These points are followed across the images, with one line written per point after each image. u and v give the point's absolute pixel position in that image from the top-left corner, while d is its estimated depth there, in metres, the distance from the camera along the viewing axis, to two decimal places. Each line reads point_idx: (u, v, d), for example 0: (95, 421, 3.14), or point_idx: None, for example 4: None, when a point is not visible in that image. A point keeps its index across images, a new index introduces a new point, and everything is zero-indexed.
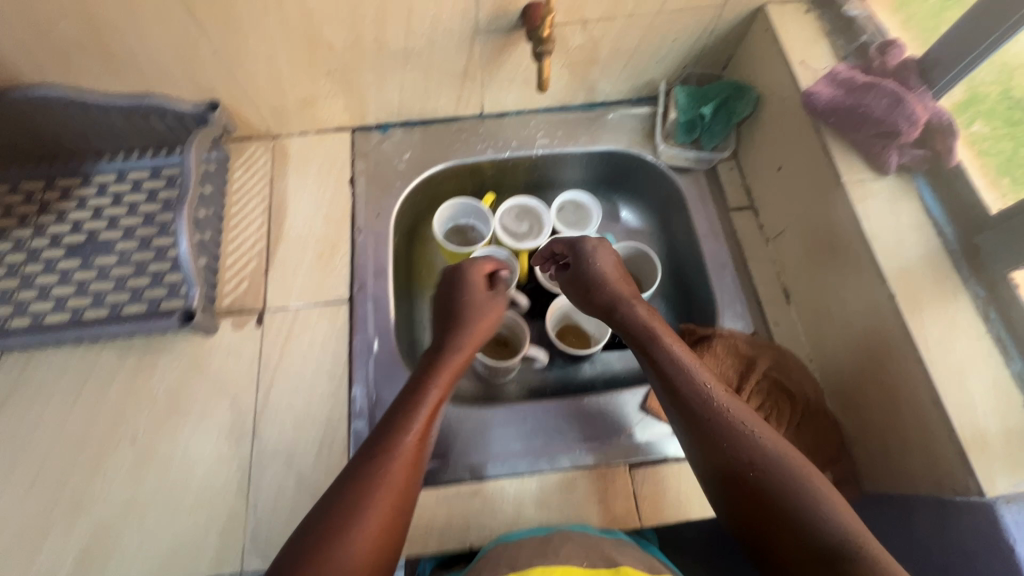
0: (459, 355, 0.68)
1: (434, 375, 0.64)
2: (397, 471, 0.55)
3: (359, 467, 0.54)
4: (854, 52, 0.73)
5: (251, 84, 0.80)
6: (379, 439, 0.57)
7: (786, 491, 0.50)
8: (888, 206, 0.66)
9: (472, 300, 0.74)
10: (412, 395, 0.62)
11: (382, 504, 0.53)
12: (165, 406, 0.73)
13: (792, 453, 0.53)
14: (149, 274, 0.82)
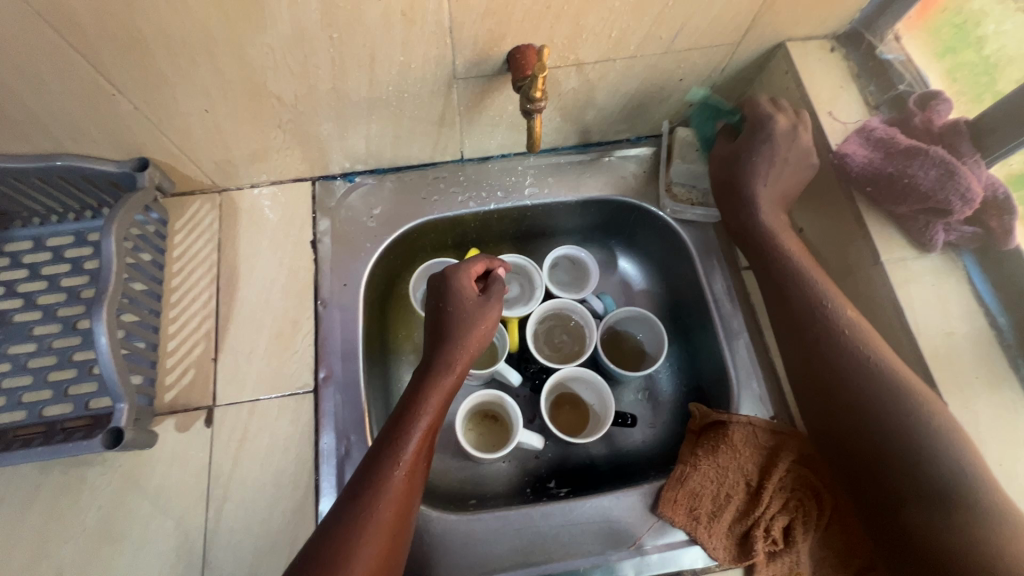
0: (444, 378, 0.58)
1: (420, 400, 0.56)
2: (383, 511, 0.50)
3: (345, 506, 0.50)
4: (888, 103, 0.66)
5: (186, 139, 0.67)
6: (366, 476, 0.52)
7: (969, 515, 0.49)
8: (933, 291, 0.58)
9: (459, 303, 0.62)
10: (399, 425, 0.55)
11: (367, 551, 0.48)
12: (98, 531, 0.62)
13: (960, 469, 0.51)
14: (72, 365, 0.69)
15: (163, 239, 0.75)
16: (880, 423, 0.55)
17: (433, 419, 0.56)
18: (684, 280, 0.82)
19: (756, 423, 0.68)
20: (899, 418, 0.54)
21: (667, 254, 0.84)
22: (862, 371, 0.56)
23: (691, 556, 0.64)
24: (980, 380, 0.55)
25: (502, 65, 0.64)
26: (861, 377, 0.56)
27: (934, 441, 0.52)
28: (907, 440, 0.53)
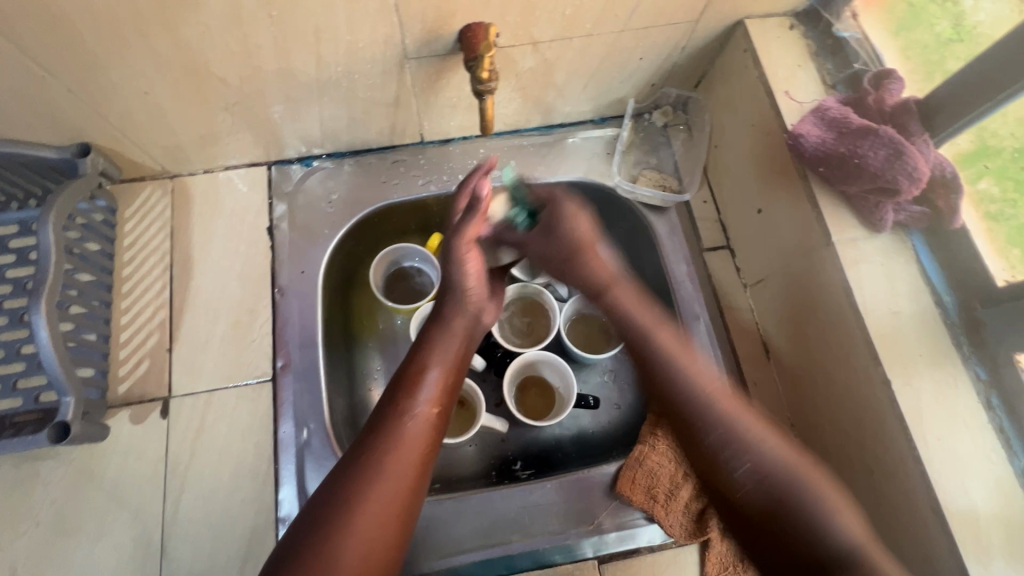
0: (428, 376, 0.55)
1: (406, 397, 0.53)
2: (405, 450, 0.50)
3: (368, 444, 0.50)
4: (845, 81, 0.65)
5: (129, 123, 0.65)
6: (343, 480, 0.48)
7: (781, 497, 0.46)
8: (882, 270, 0.58)
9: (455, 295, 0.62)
10: (384, 427, 0.51)
11: (389, 487, 0.48)
12: (52, 525, 0.62)
13: (794, 460, 0.47)
14: (21, 359, 0.67)
15: (113, 228, 0.73)
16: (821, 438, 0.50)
17: (426, 421, 0.52)
18: (647, 262, 0.82)
19: None
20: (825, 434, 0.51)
21: (631, 236, 0.84)
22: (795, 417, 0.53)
23: (649, 534, 0.65)
24: (924, 358, 0.54)
25: (454, 44, 0.62)
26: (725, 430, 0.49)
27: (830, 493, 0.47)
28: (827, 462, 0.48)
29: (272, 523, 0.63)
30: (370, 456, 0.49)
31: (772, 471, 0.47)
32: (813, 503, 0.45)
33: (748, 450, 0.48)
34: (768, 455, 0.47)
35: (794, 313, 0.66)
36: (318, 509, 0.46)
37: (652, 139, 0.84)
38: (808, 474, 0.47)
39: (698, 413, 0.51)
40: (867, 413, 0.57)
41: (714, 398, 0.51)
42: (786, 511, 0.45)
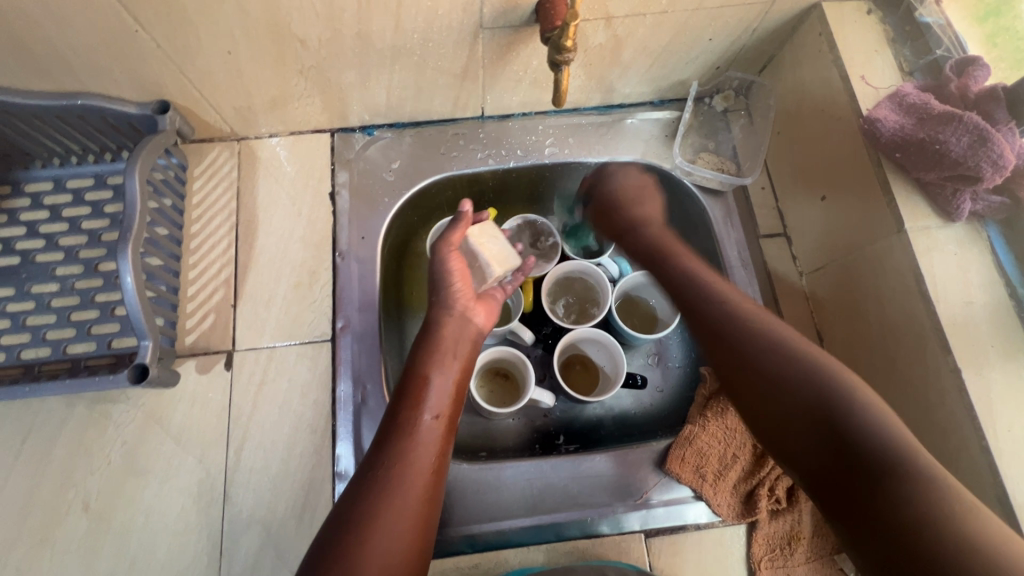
0: (431, 386, 0.58)
1: (411, 411, 0.56)
2: (425, 448, 0.53)
3: (381, 448, 0.53)
4: (923, 68, 0.64)
5: (209, 83, 0.67)
6: (358, 496, 0.50)
7: (833, 395, 0.50)
8: (954, 260, 0.57)
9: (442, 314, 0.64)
10: (391, 441, 0.53)
11: (413, 487, 0.51)
12: (122, 464, 0.64)
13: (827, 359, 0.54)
14: (95, 307, 0.70)
15: (182, 185, 0.76)
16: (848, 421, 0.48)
17: (432, 434, 0.55)
18: (699, 247, 0.82)
19: None
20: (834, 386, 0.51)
21: (685, 221, 0.84)
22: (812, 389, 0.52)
23: (697, 512, 0.65)
24: (996, 349, 0.54)
25: (530, 15, 0.62)
26: (820, 381, 0.52)
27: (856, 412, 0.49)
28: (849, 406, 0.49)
29: (329, 476, 0.65)
30: (381, 473, 0.51)
31: (806, 361, 0.54)
32: (860, 406, 0.49)
33: (812, 377, 0.53)
34: (808, 361, 0.54)
35: (854, 300, 0.66)
36: (339, 518, 0.49)
37: (711, 124, 0.84)
38: (860, 400, 0.50)
39: (746, 344, 0.59)
40: (931, 402, 0.56)
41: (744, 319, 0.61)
42: (841, 428, 0.48)
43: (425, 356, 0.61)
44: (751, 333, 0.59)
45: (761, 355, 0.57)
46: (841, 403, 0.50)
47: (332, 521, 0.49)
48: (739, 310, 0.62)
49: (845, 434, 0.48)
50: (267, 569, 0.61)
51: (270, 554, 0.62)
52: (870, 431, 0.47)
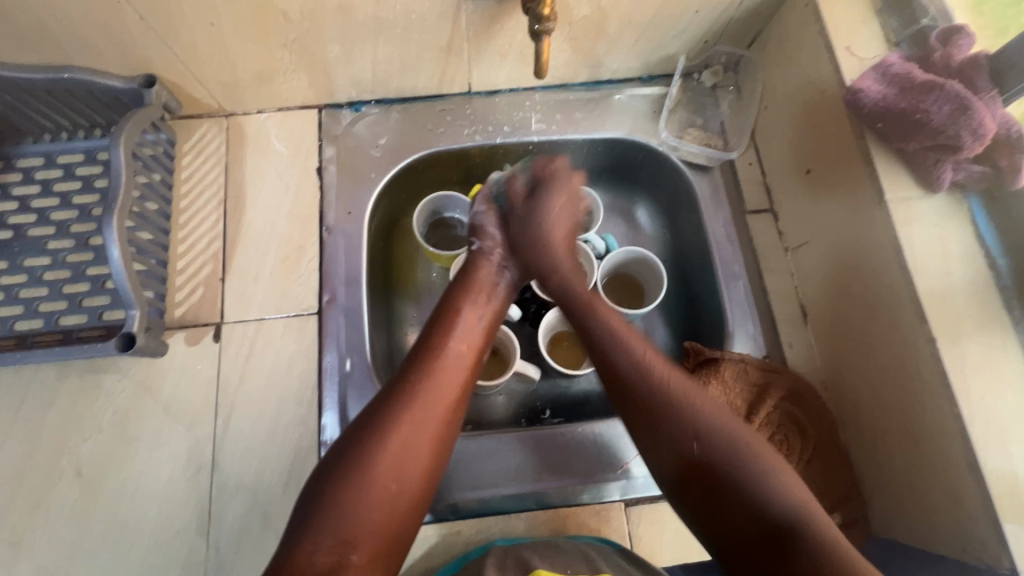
0: (462, 320, 0.59)
1: (441, 337, 0.57)
2: (450, 377, 0.54)
3: (405, 372, 0.54)
4: (909, 38, 0.63)
5: (194, 56, 0.67)
6: (382, 406, 0.51)
7: (737, 461, 0.47)
8: (935, 230, 0.57)
9: (483, 254, 0.68)
10: (421, 361, 0.55)
11: (432, 410, 0.51)
12: (114, 432, 0.66)
13: (742, 433, 0.49)
14: (86, 280, 0.71)
15: (171, 160, 0.76)
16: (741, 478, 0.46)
17: (459, 360, 0.56)
18: (686, 223, 0.82)
19: (747, 360, 0.69)
20: (753, 466, 0.47)
21: (672, 198, 0.84)
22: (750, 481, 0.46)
23: None
24: (973, 319, 0.53)
25: None
26: (682, 404, 0.51)
27: (758, 474, 0.46)
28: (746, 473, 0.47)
29: (315, 445, 0.66)
30: (408, 387, 0.52)
31: (711, 436, 0.49)
32: (757, 467, 0.47)
33: (685, 415, 0.50)
34: (714, 425, 0.49)
35: (837, 274, 0.66)
36: (361, 425, 0.49)
37: (699, 99, 0.83)
38: (748, 445, 0.48)
39: (652, 400, 0.52)
40: (909, 372, 0.57)
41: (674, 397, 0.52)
42: (718, 475, 0.47)
43: (461, 294, 0.63)
44: (647, 385, 0.53)
45: (653, 400, 0.52)
46: (714, 449, 0.48)
47: (354, 426, 0.50)
48: (639, 358, 0.55)
49: (734, 489, 0.46)
50: (254, 535, 0.63)
51: (257, 520, 0.64)
52: (755, 478, 0.46)
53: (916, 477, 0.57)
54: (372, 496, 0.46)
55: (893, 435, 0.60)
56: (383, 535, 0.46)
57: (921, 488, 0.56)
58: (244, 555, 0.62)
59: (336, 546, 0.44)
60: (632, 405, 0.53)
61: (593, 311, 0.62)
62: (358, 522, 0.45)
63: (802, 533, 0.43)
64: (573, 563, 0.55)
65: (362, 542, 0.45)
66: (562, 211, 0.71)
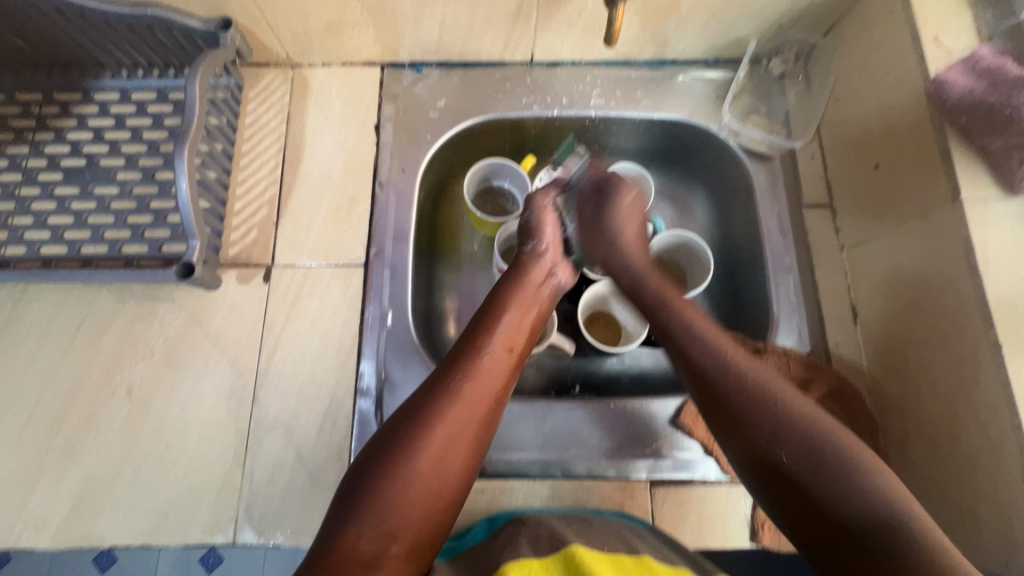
0: (508, 320, 0.58)
1: (484, 337, 0.56)
2: (487, 386, 0.53)
3: (443, 376, 0.53)
4: (1003, 33, 0.60)
5: (270, 3, 0.69)
6: (421, 405, 0.51)
7: (824, 458, 0.45)
8: (1011, 234, 0.54)
9: (534, 254, 0.66)
10: (462, 360, 0.54)
11: (467, 416, 0.51)
12: (164, 357, 0.69)
13: (823, 424, 0.46)
14: (150, 212, 0.74)
15: (237, 105, 0.79)
16: (829, 480, 0.44)
17: (502, 361, 0.55)
18: (739, 213, 0.80)
19: (790, 354, 0.68)
20: (837, 456, 0.44)
21: (726, 186, 0.82)
22: (833, 478, 0.44)
23: (705, 468, 0.66)
24: None
25: None
26: (753, 388, 0.49)
27: (845, 470, 0.44)
28: (836, 471, 0.44)
29: (352, 392, 0.68)
30: (447, 390, 0.52)
31: (794, 427, 0.46)
32: (849, 465, 0.44)
33: (766, 403, 0.48)
34: (794, 416, 0.47)
35: (897, 275, 0.64)
36: (401, 422, 0.50)
37: (765, 88, 0.81)
38: (836, 433, 0.46)
39: (726, 383, 0.50)
40: (968, 380, 0.54)
41: (731, 365, 0.51)
42: (795, 464, 0.46)
43: (509, 289, 0.61)
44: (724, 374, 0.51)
45: (733, 393, 0.49)
46: (793, 441, 0.46)
47: (394, 424, 0.50)
48: (714, 344, 0.53)
49: (812, 485, 0.44)
50: (287, 470, 0.65)
51: (290, 457, 0.66)
52: (838, 467, 0.44)
53: (963, 488, 0.55)
54: (410, 497, 0.47)
55: (942, 442, 0.57)
56: (422, 530, 0.48)
57: (967, 499, 0.54)
58: (276, 488, 0.64)
59: (376, 541, 0.45)
60: (713, 395, 0.51)
61: (666, 304, 0.59)
62: (396, 520, 0.46)
63: (894, 531, 0.41)
64: (610, 542, 0.54)
65: (400, 537, 0.46)
66: (631, 202, 0.70)
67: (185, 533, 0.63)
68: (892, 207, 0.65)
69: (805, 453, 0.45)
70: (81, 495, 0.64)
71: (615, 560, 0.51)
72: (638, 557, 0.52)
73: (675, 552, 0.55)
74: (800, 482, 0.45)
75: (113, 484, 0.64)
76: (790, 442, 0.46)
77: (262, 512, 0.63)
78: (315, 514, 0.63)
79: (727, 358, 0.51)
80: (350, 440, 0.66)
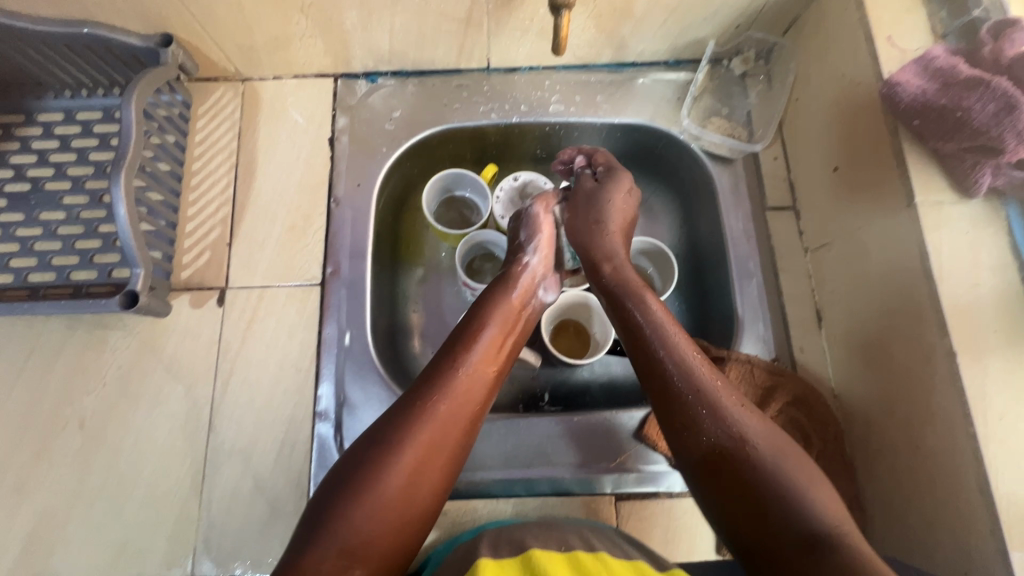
0: (487, 338, 0.56)
1: (461, 355, 0.54)
2: (463, 405, 0.51)
3: (420, 391, 0.51)
4: (957, 31, 0.59)
5: (210, 18, 0.67)
6: (394, 424, 0.49)
7: (778, 476, 0.44)
8: (966, 238, 0.53)
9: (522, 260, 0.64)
10: (437, 379, 0.52)
11: (442, 434, 0.49)
12: (116, 387, 0.67)
13: (778, 443, 0.46)
14: (98, 237, 0.72)
15: (186, 122, 0.77)
16: (759, 466, 0.45)
17: (478, 382, 0.53)
18: (703, 215, 0.79)
19: (754, 361, 0.68)
20: (782, 470, 0.44)
21: (691, 189, 0.81)
22: (766, 478, 0.44)
23: (671, 480, 0.65)
24: (999, 335, 0.50)
25: None
26: (700, 385, 0.50)
27: (794, 475, 0.44)
28: (780, 469, 0.44)
29: (310, 415, 0.67)
30: (423, 407, 0.50)
31: (755, 445, 0.46)
32: (789, 479, 0.44)
33: (701, 393, 0.49)
34: (746, 428, 0.47)
35: (858, 281, 0.63)
36: (375, 437, 0.48)
37: (726, 88, 0.80)
38: (795, 459, 0.46)
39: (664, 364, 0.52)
40: (925, 387, 0.54)
41: (695, 376, 0.50)
42: (747, 465, 0.45)
43: (489, 305, 0.60)
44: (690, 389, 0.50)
45: (680, 383, 0.50)
46: (749, 454, 0.46)
47: (367, 438, 0.48)
48: (684, 361, 0.52)
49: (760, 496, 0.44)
50: (246, 497, 0.64)
51: (248, 484, 0.64)
52: (786, 482, 0.44)
53: (920, 496, 0.54)
54: (380, 511, 0.45)
55: (902, 450, 0.57)
56: (386, 552, 0.45)
57: (927, 507, 0.54)
58: (235, 516, 0.63)
59: (340, 560, 0.42)
60: (671, 405, 0.50)
61: (632, 292, 0.59)
62: (363, 534, 0.44)
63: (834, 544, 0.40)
64: (569, 540, 0.52)
65: (366, 557, 0.44)
66: (625, 198, 0.67)
67: (143, 567, 0.61)
68: (852, 211, 0.64)
69: (752, 464, 0.45)
70: (34, 531, 0.62)
71: (575, 555, 0.49)
72: (598, 554, 0.50)
73: (633, 544, 0.54)
74: (733, 454, 0.46)
75: (67, 519, 0.63)
76: (742, 438, 0.47)
77: (219, 542, 0.62)
78: (274, 542, 0.62)
79: (690, 366, 0.51)
80: (309, 465, 0.65)
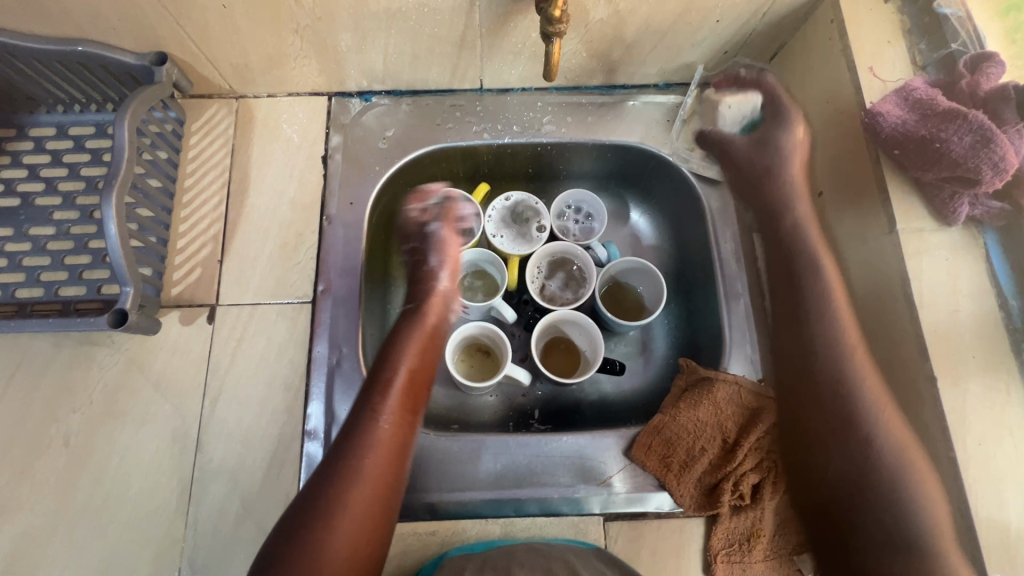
0: (394, 387, 0.61)
1: (376, 407, 0.59)
2: (383, 454, 0.56)
3: (346, 449, 0.56)
4: (936, 64, 0.61)
5: (206, 38, 0.68)
6: (324, 485, 0.53)
7: (877, 489, 0.47)
8: (946, 265, 0.55)
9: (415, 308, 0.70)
10: (361, 434, 0.57)
11: (368, 486, 0.54)
12: (102, 406, 0.67)
13: (900, 453, 0.48)
14: (88, 253, 0.72)
15: (179, 139, 0.77)
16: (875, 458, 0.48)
17: (396, 429, 0.58)
18: (692, 236, 0.80)
19: (741, 383, 0.68)
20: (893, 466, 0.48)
21: (680, 210, 0.82)
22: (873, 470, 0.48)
23: (659, 502, 0.65)
24: (977, 361, 0.52)
25: None
26: (851, 363, 0.53)
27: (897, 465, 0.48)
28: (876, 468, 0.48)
29: (299, 434, 0.66)
30: (350, 463, 0.55)
31: (880, 444, 0.49)
32: (888, 481, 0.47)
33: (846, 376, 0.52)
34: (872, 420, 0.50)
35: None
36: (307, 501, 0.53)
37: None
38: (907, 458, 0.48)
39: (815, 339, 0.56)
40: None
41: (843, 356, 0.53)
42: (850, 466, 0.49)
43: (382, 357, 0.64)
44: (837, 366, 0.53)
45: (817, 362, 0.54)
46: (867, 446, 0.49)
47: (301, 504, 0.53)
48: (838, 338, 0.55)
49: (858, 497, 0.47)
50: (233, 517, 0.63)
51: (235, 504, 0.64)
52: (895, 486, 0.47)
53: None
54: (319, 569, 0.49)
55: None
56: None
57: None
58: (221, 537, 0.63)
59: None
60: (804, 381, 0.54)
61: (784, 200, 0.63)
62: None
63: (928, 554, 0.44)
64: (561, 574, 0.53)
65: None
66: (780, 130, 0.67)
67: None
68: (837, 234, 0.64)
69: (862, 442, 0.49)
70: (14, 553, 0.61)
71: None
72: None
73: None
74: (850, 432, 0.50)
75: (49, 540, 0.62)
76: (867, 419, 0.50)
77: (205, 563, 0.62)
78: None
79: (843, 350, 0.54)
80: (297, 485, 0.64)
